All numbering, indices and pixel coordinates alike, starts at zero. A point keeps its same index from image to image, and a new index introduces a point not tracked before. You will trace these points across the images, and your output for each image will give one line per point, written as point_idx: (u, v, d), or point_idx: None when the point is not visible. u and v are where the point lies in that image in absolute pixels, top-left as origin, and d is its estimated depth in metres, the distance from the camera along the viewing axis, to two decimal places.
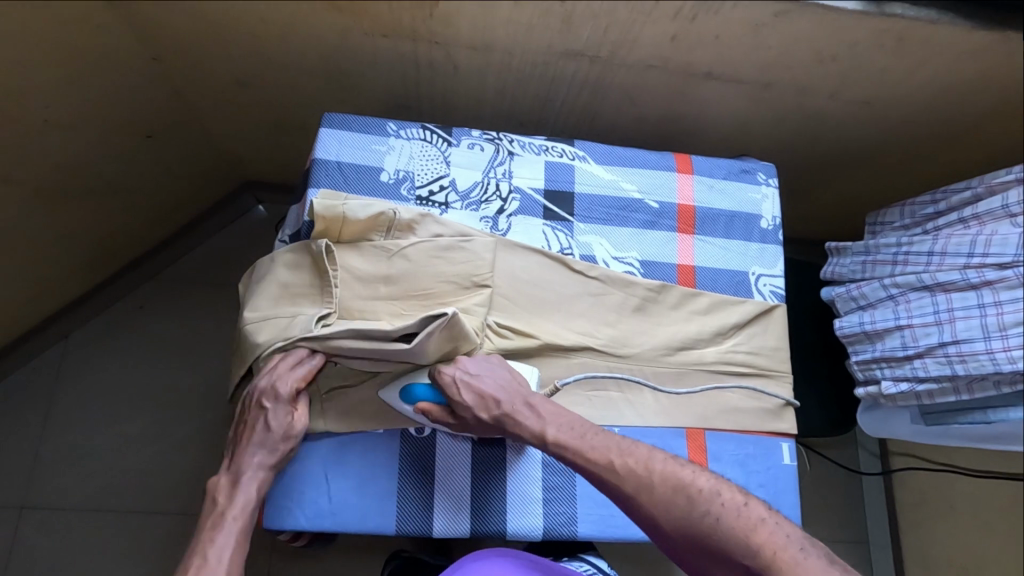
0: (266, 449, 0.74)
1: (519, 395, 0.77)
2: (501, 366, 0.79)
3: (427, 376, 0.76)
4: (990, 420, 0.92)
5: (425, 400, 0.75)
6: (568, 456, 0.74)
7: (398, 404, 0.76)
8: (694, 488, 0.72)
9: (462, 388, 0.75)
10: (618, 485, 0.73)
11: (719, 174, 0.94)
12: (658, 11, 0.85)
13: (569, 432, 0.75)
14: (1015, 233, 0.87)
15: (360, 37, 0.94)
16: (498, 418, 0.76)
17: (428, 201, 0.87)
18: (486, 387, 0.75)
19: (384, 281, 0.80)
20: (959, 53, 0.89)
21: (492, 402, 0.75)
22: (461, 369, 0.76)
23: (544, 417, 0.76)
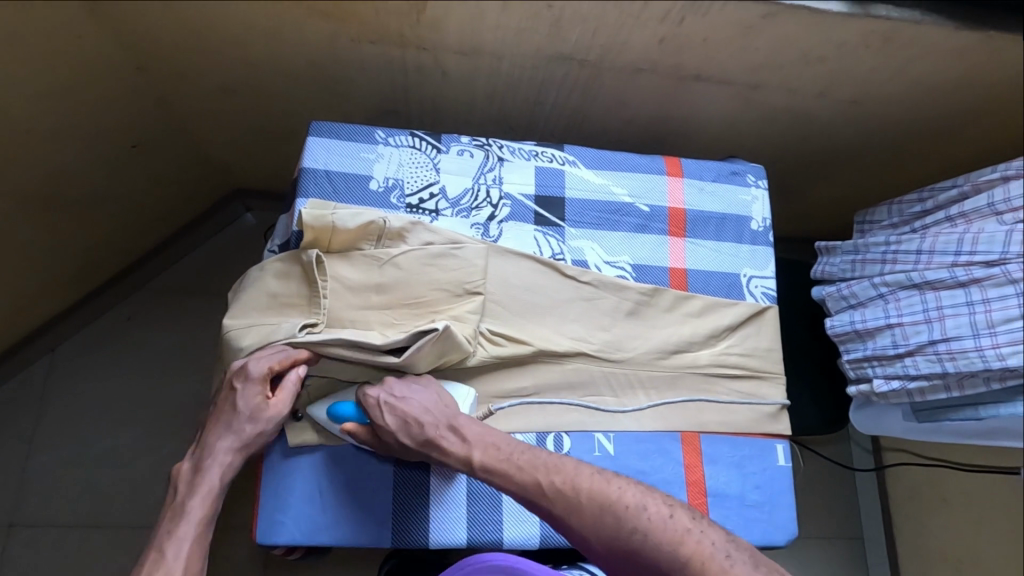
0: (234, 435, 0.73)
1: (443, 417, 0.75)
2: (427, 386, 0.77)
3: (354, 397, 0.76)
4: (981, 416, 0.92)
5: (349, 419, 0.75)
6: (496, 479, 0.73)
7: (326, 420, 0.75)
8: (620, 504, 0.70)
9: (385, 413, 0.73)
10: (547, 505, 0.72)
11: (709, 177, 0.95)
12: (646, 15, 0.85)
13: (496, 453, 0.74)
14: (1001, 230, 0.88)
15: (348, 44, 0.93)
16: (422, 442, 0.74)
17: (418, 209, 0.87)
18: (407, 410, 0.74)
19: (375, 289, 0.79)
20: (945, 53, 0.89)
21: (415, 427, 0.73)
22: (382, 391, 0.75)
23: (469, 439, 0.74)
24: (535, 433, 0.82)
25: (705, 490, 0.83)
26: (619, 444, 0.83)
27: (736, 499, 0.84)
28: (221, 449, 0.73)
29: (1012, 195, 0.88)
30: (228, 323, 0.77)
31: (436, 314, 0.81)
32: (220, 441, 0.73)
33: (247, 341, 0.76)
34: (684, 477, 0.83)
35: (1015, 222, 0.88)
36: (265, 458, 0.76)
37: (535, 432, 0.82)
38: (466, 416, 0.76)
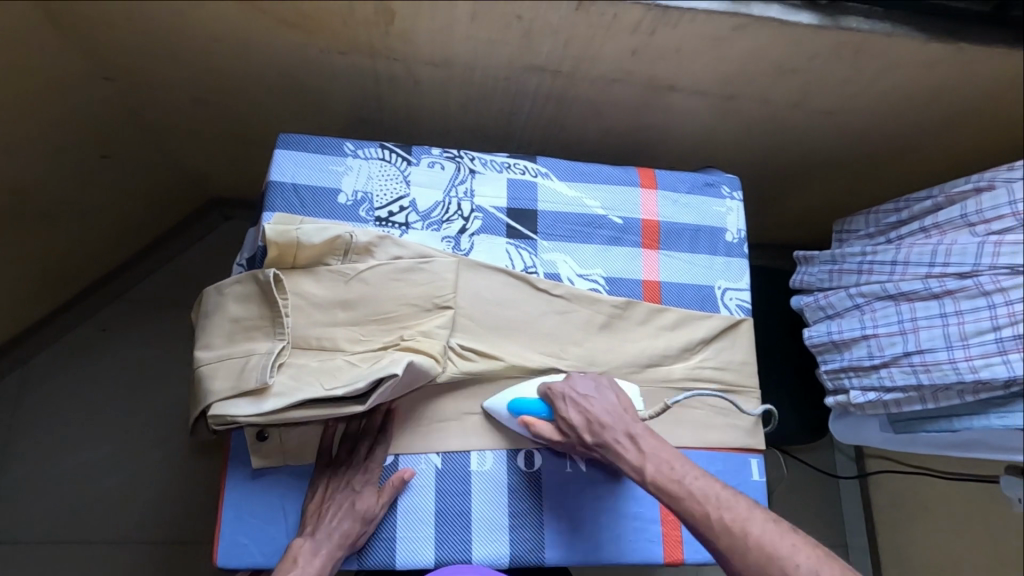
0: (349, 523, 0.72)
1: (623, 424, 0.77)
2: (608, 391, 0.80)
3: (540, 392, 0.79)
4: (955, 429, 0.91)
5: (530, 414, 0.78)
6: (664, 496, 0.72)
7: (506, 416, 0.79)
8: (790, 564, 0.69)
9: (570, 407, 0.76)
10: (709, 536, 0.71)
11: (683, 188, 0.94)
12: (617, 26, 0.84)
13: (668, 471, 0.74)
14: (973, 242, 0.87)
15: (318, 55, 0.92)
16: (601, 446, 0.76)
17: (387, 222, 0.85)
18: (595, 413, 0.76)
19: (341, 305, 0.78)
20: (916, 64, 0.89)
21: (597, 426, 0.76)
22: (571, 390, 0.78)
23: (651, 452, 0.75)
24: (506, 451, 0.80)
25: None
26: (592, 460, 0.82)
27: None
28: (333, 542, 0.70)
29: (983, 207, 0.88)
30: (196, 355, 0.75)
31: (405, 330, 0.79)
32: (335, 530, 0.71)
33: (215, 374, 0.73)
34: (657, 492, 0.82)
35: (987, 233, 0.87)
36: (227, 480, 0.74)
37: (506, 450, 0.80)
38: (642, 428, 0.77)
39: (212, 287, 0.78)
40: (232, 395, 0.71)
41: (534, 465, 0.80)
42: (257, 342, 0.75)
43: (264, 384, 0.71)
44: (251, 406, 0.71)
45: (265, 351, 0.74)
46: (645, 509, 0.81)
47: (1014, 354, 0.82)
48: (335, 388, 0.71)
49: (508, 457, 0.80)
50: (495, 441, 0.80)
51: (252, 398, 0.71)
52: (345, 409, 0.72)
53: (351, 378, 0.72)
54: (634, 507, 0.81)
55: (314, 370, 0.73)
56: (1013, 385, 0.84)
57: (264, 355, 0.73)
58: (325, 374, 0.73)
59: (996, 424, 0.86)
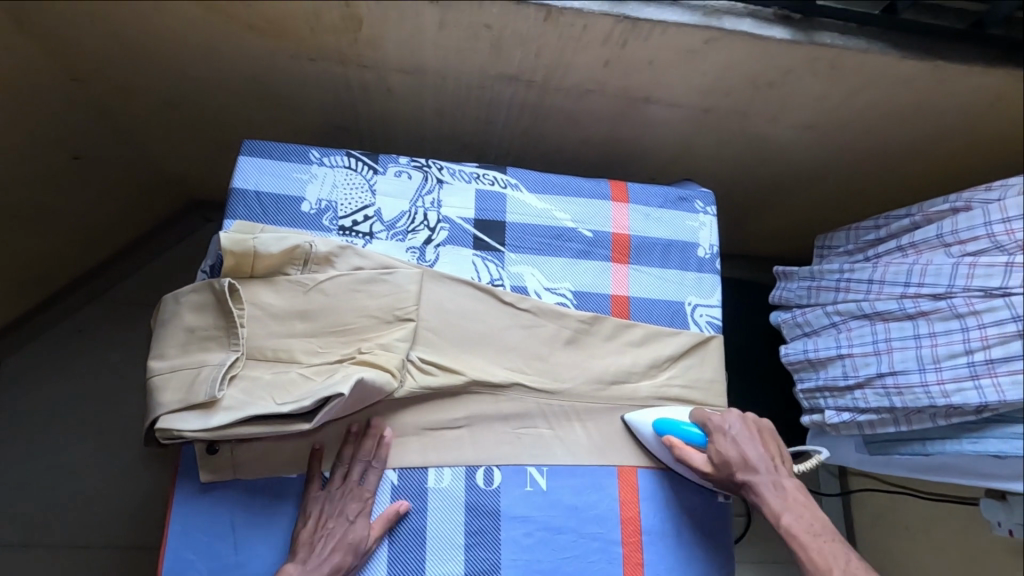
0: (341, 556, 0.70)
1: (773, 472, 0.77)
2: (768, 436, 0.80)
3: (698, 419, 0.81)
4: (928, 452, 0.89)
5: (675, 437, 0.80)
6: (796, 546, 0.73)
7: (648, 435, 0.81)
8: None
9: (729, 443, 0.78)
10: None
11: (656, 202, 0.93)
12: (588, 37, 0.83)
13: (804, 525, 0.74)
14: (948, 263, 0.86)
15: (287, 60, 0.91)
16: (750, 486, 0.77)
17: (351, 231, 0.84)
18: (753, 454, 0.77)
19: (299, 316, 0.77)
20: (893, 81, 0.88)
21: (743, 467, 0.77)
22: (732, 426, 0.79)
23: (792, 505, 0.75)
24: (465, 468, 0.78)
25: (640, 528, 0.80)
26: (552, 479, 0.80)
27: (671, 537, 0.81)
28: (322, 573, 0.69)
29: (959, 227, 0.86)
30: (149, 363, 0.74)
31: (363, 342, 0.77)
32: (325, 561, 0.69)
33: (166, 386, 0.71)
34: (618, 514, 0.80)
35: (962, 254, 0.86)
36: (176, 493, 0.72)
37: (465, 467, 0.78)
38: (792, 479, 0.78)
39: (169, 294, 0.76)
40: (180, 407, 0.70)
41: (493, 483, 0.78)
42: (211, 353, 0.74)
43: (213, 398, 0.70)
44: (198, 419, 0.69)
45: (217, 362, 0.73)
46: (605, 531, 0.79)
47: (986, 379, 0.80)
48: (286, 404, 0.70)
49: (466, 474, 0.78)
50: (454, 457, 0.78)
51: (201, 411, 0.70)
52: (292, 426, 0.71)
53: (301, 395, 0.71)
54: (596, 528, 0.79)
55: (268, 384, 0.72)
56: (986, 411, 0.82)
57: (217, 367, 0.72)
58: (278, 389, 0.72)
59: (968, 450, 0.84)
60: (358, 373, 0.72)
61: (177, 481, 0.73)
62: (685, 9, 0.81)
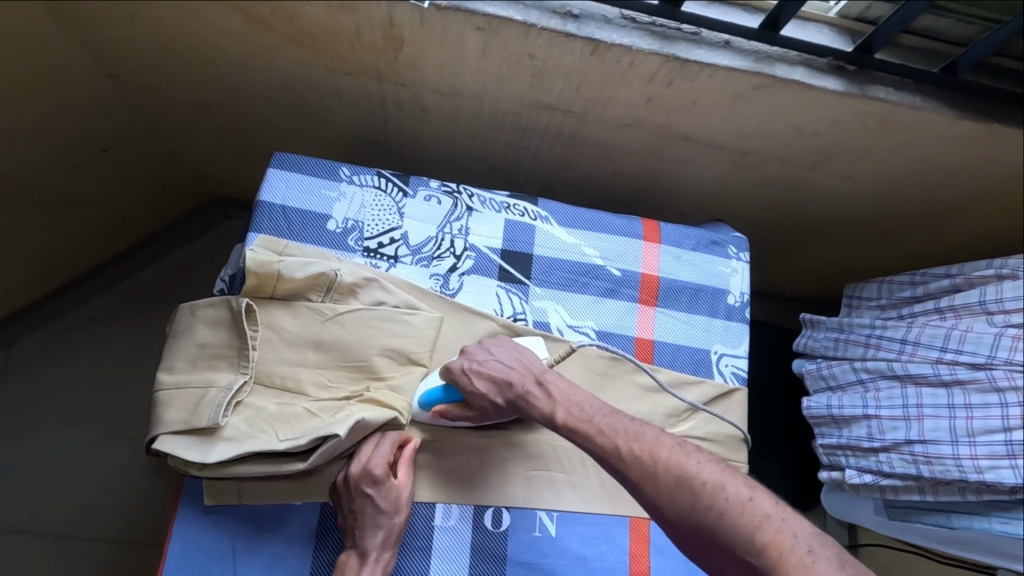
0: (385, 523, 0.70)
1: (530, 374, 0.76)
2: (508, 347, 0.78)
3: (442, 375, 0.75)
4: (953, 526, 0.86)
5: (440, 402, 0.75)
6: (577, 440, 0.72)
7: (420, 411, 0.76)
8: (698, 480, 0.69)
9: (473, 376, 0.73)
10: (621, 470, 0.71)
11: (687, 245, 0.90)
12: (633, 74, 0.81)
13: (578, 414, 0.74)
14: (990, 333, 0.83)
15: (324, 73, 0.89)
16: (512, 404, 0.74)
17: (376, 253, 0.82)
18: (498, 372, 0.74)
19: (313, 345, 0.75)
20: (944, 140, 0.85)
21: (502, 386, 0.74)
22: (470, 359, 0.75)
23: (556, 399, 0.74)
24: (473, 508, 0.76)
25: None
26: (561, 526, 0.77)
27: None
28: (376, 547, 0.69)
29: (1004, 296, 0.83)
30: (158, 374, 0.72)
31: (373, 382, 0.76)
32: (372, 541, 0.69)
33: (171, 403, 0.70)
34: (628, 566, 0.77)
35: (1005, 325, 0.83)
36: (179, 510, 0.71)
37: (473, 506, 0.76)
38: (550, 373, 0.77)
39: (186, 304, 0.74)
40: (180, 430, 0.68)
41: (501, 525, 0.76)
42: (219, 373, 0.72)
43: (215, 425, 0.68)
44: (197, 448, 0.68)
45: (223, 385, 0.71)
46: None
47: (1023, 459, 0.77)
48: (286, 441, 0.68)
49: (473, 514, 0.76)
50: (461, 497, 0.76)
51: (200, 437, 0.69)
52: (287, 466, 0.69)
53: (301, 432, 0.69)
54: None
55: (271, 417, 0.70)
56: (1020, 492, 0.79)
57: (222, 391, 0.70)
58: (283, 423, 0.70)
59: (997, 529, 0.82)
60: (360, 413, 0.71)
61: (180, 497, 0.71)
62: (737, 54, 0.79)
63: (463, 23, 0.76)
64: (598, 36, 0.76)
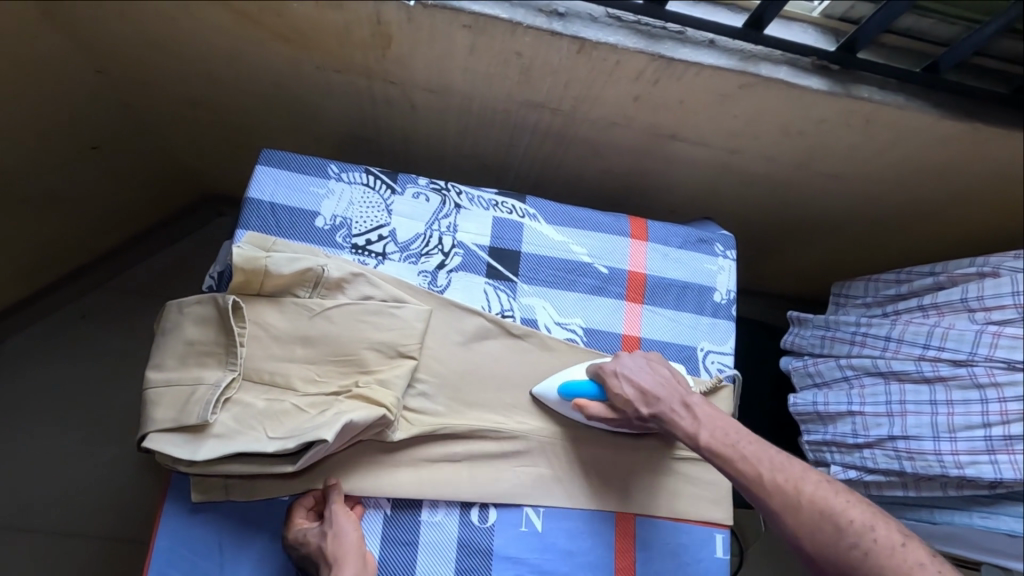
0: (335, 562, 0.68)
1: (677, 394, 0.78)
2: (659, 363, 0.80)
3: (590, 374, 0.80)
4: (935, 521, 0.87)
5: (582, 395, 0.79)
6: (720, 462, 0.74)
7: (556, 401, 0.80)
8: (845, 518, 0.71)
9: (623, 383, 0.77)
10: (765, 497, 0.73)
11: (675, 243, 0.91)
12: (620, 72, 0.82)
13: (723, 438, 0.75)
14: (971, 330, 0.84)
15: (314, 70, 0.90)
16: (657, 416, 0.77)
17: (364, 250, 0.83)
18: (649, 383, 0.77)
19: (301, 341, 0.75)
20: (927, 139, 0.86)
21: (651, 399, 0.77)
22: (623, 365, 0.78)
23: (702, 420, 0.76)
24: (460, 504, 0.76)
25: None
26: (547, 521, 0.78)
27: None
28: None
29: (985, 294, 0.84)
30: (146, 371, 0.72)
31: (362, 376, 0.76)
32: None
33: (160, 400, 0.70)
34: (613, 561, 0.78)
35: (986, 322, 0.84)
36: (165, 507, 0.71)
37: (459, 502, 0.76)
38: (697, 396, 0.79)
39: (174, 301, 0.74)
40: (170, 427, 0.69)
41: (487, 521, 0.76)
42: (207, 370, 0.72)
43: (204, 422, 0.69)
44: (187, 445, 0.68)
45: (212, 382, 0.71)
46: None
47: (1002, 455, 0.79)
48: (275, 439, 0.69)
49: (460, 510, 0.76)
50: (448, 493, 0.76)
51: (190, 434, 0.69)
52: (277, 467, 0.69)
53: (289, 432, 0.69)
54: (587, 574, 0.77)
55: (261, 413, 0.71)
56: (1000, 487, 0.80)
57: (211, 388, 0.71)
58: (271, 419, 0.70)
59: (978, 524, 0.83)
60: (348, 414, 0.70)
61: (167, 494, 0.71)
62: (722, 53, 0.79)
63: (450, 21, 0.76)
64: (584, 35, 0.77)
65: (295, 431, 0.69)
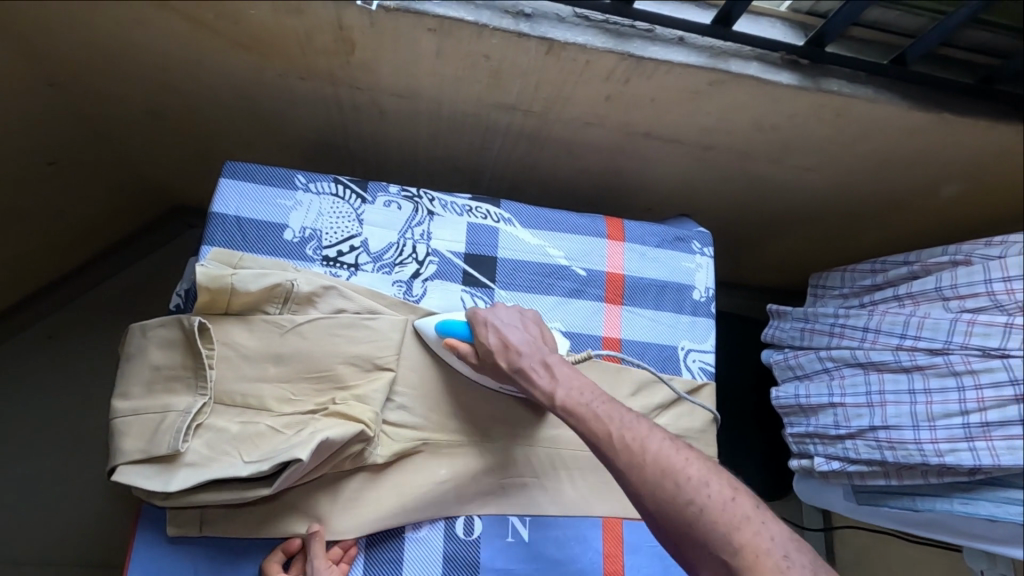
0: None
1: (538, 350, 0.75)
2: (531, 322, 0.78)
3: (465, 319, 0.78)
4: (918, 509, 0.87)
5: (455, 337, 0.76)
6: (570, 419, 0.71)
7: (434, 341, 0.78)
8: (684, 475, 0.67)
9: (488, 331, 0.75)
10: (609, 454, 0.68)
11: (652, 242, 0.90)
12: (590, 72, 0.80)
13: (577, 395, 0.72)
14: (946, 318, 0.84)
15: (276, 77, 0.87)
16: (515, 369, 0.74)
17: (335, 262, 0.81)
18: (513, 336, 0.75)
19: (273, 359, 0.73)
20: (898, 130, 0.87)
21: (512, 351, 0.74)
22: (495, 315, 0.76)
23: (558, 378, 0.73)
24: (445, 517, 0.75)
25: None
26: (535, 532, 0.77)
27: None
28: None
29: (958, 282, 0.85)
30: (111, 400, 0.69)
31: (339, 392, 0.74)
32: None
33: (128, 431, 0.67)
34: (602, 567, 0.77)
35: (960, 310, 0.84)
36: (136, 538, 0.68)
37: (444, 516, 0.75)
38: (558, 356, 0.76)
39: (137, 326, 0.71)
40: (139, 459, 0.66)
41: (473, 533, 0.75)
42: (176, 396, 0.70)
43: (175, 452, 0.66)
44: (159, 477, 0.65)
45: (182, 408, 0.69)
46: None
47: (980, 442, 0.78)
48: (250, 463, 0.66)
49: (445, 524, 0.75)
50: (431, 507, 0.74)
51: (161, 465, 0.66)
52: (253, 492, 0.66)
53: (267, 453, 0.66)
54: None
55: (234, 438, 0.68)
56: (979, 473, 0.80)
57: (181, 414, 0.68)
58: (246, 443, 0.68)
59: (958, 510, 0.82)
60: (325, 431, 0.67)
61: (139, 526, 0.69)
62: (692, 50, 0.78)
63: (414, 24, 0.74)
64: (551, 35, 0.75)
65: (270, 453, 0.66)
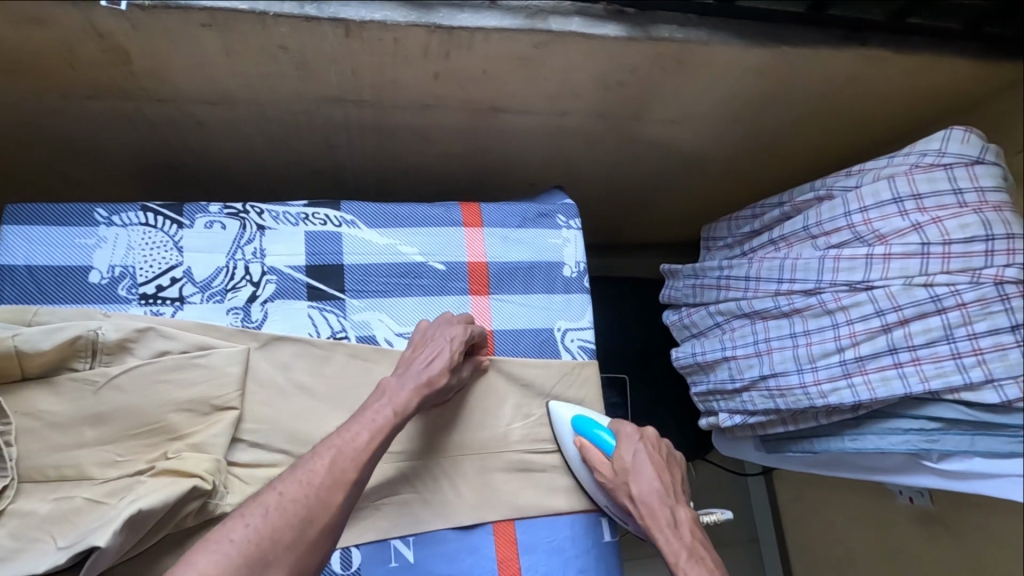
0: (434, 369, 0.69)
1: (672, 494, 0.69)
2: (675, 467, 0.74)
3: (610, 425, 0.76)
4: (816, 451, 0.86)
5: (587, 438, 0.75)
6: None
7: (567, 431, 0.77)
8: None
9: (636, 450, 0.71)
10: None
11: (514, 223, 0.86)
12: (405, 50, 0.73)
13: (700, 563, 0.64)
14: (816, 257, 0.82)
15: (60, 100, 0.76)
16: (642, 501, 0.69)
17: (156, 299, 0.72)
18: (657, 469, 0.70)
19: (88, 422, 0.65)
20: (743, 71, 0.83)
21: (649, 479, 0.69)
22: (646, 439, 0.73)
23: (687, 535, 0.66)
24: None
25: None
26: (421, 553, 0.71)
27: None
28: (414, 384, 0.67)
29: (822, 219, 0.83)
30: None
31: (172, 444, 0.66)
32: (437, 371, 0.69)
33: None
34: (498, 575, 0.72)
35: (827, 247, 0.82)
36: None
37: None
38: (691, 514, 0.69)
39: None
40: None
41: (352, 566, 0.69)
42: None
43: None
44: None
45: None
46: None
47: (858, 377, 0.76)
48: (61, 550, 0.57)
49: None
50: None
51: None
52: None
53: (82, 533, 0.58)
54: None
55: (44, 521, 0.60)
56: (861, 408, 0.79)
57: None
58: (60, 524, 0.59)
59: (850, 447, 0.81)
60: (142, 499, 0.59)
61: None
62: (506, 12, 0.72)
63: (184, 21, 0.65)
64: (344, 15, 0.68)
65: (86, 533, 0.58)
